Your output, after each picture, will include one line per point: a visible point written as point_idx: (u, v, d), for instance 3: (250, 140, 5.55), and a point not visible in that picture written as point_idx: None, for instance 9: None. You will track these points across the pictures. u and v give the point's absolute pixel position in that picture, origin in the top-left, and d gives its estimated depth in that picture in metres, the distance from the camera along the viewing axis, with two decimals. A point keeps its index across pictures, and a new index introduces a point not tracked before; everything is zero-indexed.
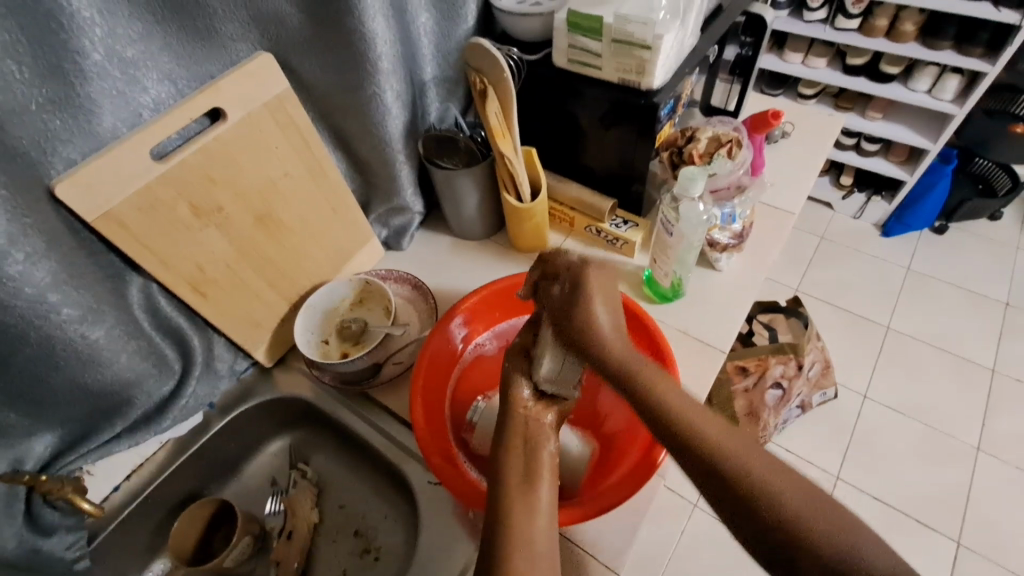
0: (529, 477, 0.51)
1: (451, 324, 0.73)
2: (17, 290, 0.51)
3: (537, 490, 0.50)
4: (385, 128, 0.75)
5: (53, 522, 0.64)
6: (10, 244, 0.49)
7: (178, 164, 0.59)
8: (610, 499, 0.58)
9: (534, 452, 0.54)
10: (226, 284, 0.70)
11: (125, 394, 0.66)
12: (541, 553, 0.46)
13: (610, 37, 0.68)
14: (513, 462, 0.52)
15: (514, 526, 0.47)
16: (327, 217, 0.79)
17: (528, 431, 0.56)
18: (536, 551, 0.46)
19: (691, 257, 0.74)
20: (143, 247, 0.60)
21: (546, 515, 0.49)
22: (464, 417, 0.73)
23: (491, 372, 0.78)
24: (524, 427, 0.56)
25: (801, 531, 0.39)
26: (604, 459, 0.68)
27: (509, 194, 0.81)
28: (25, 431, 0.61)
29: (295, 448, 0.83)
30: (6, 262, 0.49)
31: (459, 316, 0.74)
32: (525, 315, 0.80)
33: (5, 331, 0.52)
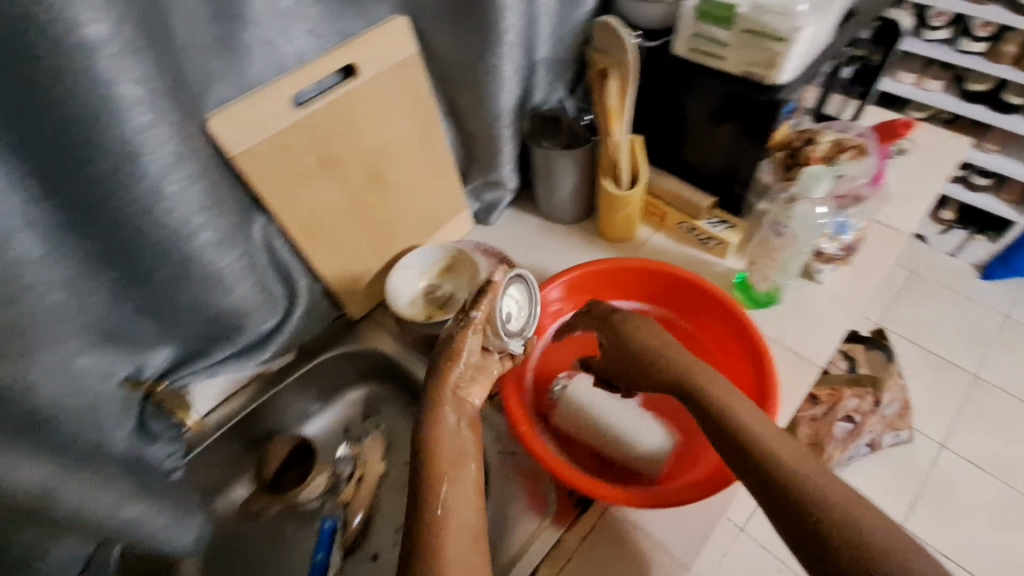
0: (461, 454, 0.55)
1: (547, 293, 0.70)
2: (170, 210, 0.51)
3: (466, 469, 0.54)
4: (498, 103, 0.76)
5: (158, 431, 0.67)
6: (174, 164, 0.50)
7: (312, 113, 0.63)
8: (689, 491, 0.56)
9: (463, 431, 0.56)
10: (333, 234, 0.73)
11: (239, 322, 0.66)
12: (453, 529, 0.50)
13: (740, 27, 0.66)
14: (445, 446, 0.54)
15: (450, 496, 0.51)
16: (428, 183, 0.82)
17: (457, 410, 0.57)
18: (449, 526, 0.50)
19: (795, 264, 0.72)
20: (270, 187, 0.63)
21: (470, 493, 0.52)
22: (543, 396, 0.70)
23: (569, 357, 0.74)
24: (456, 403, 0.57)
25: (858, 546, 0.44)
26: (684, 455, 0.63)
27: (608, 180, 0.81)
28: (149, 341, 0.62)
29: (366, 403, 0.87)
30: (166, 181, 0.50)
31: (554, 288, 0.71)
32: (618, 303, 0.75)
33: (153, 245, 0.52)
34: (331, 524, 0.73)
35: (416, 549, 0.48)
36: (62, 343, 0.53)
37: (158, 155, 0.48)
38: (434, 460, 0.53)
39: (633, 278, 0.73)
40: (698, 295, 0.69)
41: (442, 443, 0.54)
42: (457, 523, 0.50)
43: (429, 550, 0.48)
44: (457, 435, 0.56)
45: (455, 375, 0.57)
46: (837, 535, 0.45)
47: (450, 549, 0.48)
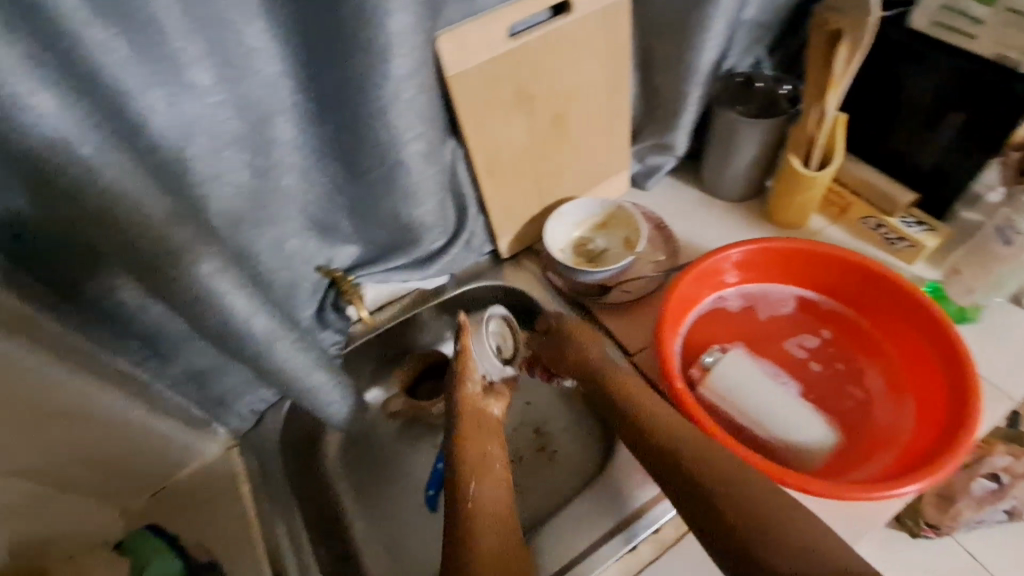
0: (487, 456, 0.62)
1: (728, 253, 0.68)
2: (401, 114, 0.56)
3: (494, 468, 0.61)
4: (699, 57, 0.74)
5: (330, 320, 0.74)
6: (417, 69, 0.54)
7: (524, 45, 0.65)
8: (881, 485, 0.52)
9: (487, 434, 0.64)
10: (509, 170, 0.76)
11: (418, 235, 0.71)
12: (486, 509, 0.56)
13: (1004, 5, 0.60)
14: (471, 450, 0.62)
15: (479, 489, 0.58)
16: (603, 135, 0.82)
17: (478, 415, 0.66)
18: (481, 507, 0.57)
19: (1014, 280, 0.67)
20: (472, 112, 0.66)
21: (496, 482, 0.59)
22: (694, 359, 0.67)
23: (728, 330, 0.70)
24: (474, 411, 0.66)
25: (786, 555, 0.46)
26: (846, 453, 0.59)
27: (796, 157, 0.76)
28: (345, 237, 0.68)
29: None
30: (405, 86, 0.54)
31: (735, 251, 0.68)
32: (789, 285, 0.71)
33: (376, 145, 0.57)
34: None
35: (454, 535, 0.54)
36: (283, 214, 0.59)
37: (409, 55, 0.52)
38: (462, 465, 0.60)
39: (818, 264, 0.68)
40: (890, 291, 0.64)
41: (465, 436, 0.64)
42: (490, 509, 0.57)
43: (461, 531, 0.54)
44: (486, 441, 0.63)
45: (468, 393, 0.67)
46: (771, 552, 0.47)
47: (483, 534, 0.54)
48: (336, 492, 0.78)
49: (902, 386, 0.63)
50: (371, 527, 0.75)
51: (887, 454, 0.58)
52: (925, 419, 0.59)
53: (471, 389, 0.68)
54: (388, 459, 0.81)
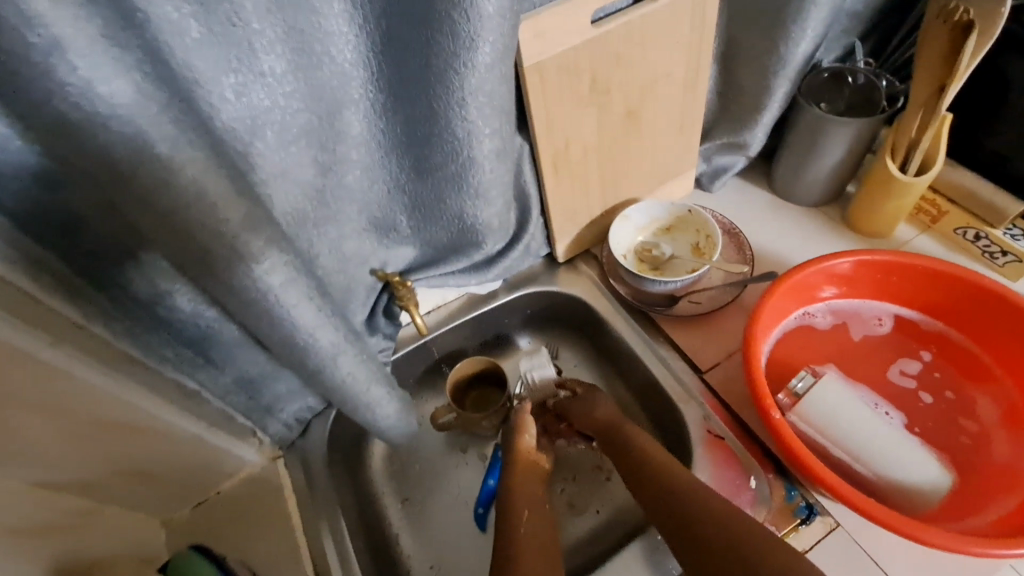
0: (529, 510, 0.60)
1: (824, 263, 0.62)
2: (483, 105, 0.50)
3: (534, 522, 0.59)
4: (791, 49, 0.67)
5: (380, 326, 0.70)
6: (506, 54, 0.48)
7: (606, 33, 0.59)
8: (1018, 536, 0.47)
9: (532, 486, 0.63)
10: (575, 168, 0.70)
11: (480, 238, 0.65)
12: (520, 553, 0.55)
13: None
14: (517, 503, 0.61)
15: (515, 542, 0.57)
16: (673, 133, 0.76)
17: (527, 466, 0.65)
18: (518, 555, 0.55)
19: None
20: (544, 105, 0.61)
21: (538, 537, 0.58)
22: (781, 380, 0.62)
23: (818, 348, 0.64)
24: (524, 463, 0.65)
25: None
26: (959, 494, 0.54)
27: (892, 160, 0.69)
28: (403, 238, 0.64)
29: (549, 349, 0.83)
30: (491, 73, 0.48)
31: (830, 264, 0.62)
32: (887, 302, 0.65)
33: (452, 139, 0.52)
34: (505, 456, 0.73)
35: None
36: (345, 213, 0.55)
37: (497, 42, 0.46)
38: (508, 521, 0.59)
39: (923, 282, 0.62)
40: (1010, 314, 0.58)
41: (516, 486, 0.63)
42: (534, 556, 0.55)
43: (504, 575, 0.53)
44: (533, 496, 0.62)
45: (524, 443, 0.66)
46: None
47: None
48: (380, 496, 0.74)
49: (1020, 418, 0.57)
50: (417, 540, 0.72)
51: (1011, 497, 0.52)
52: None
53: (528, 440, 0.66)
54: (434, 469, 0.77)
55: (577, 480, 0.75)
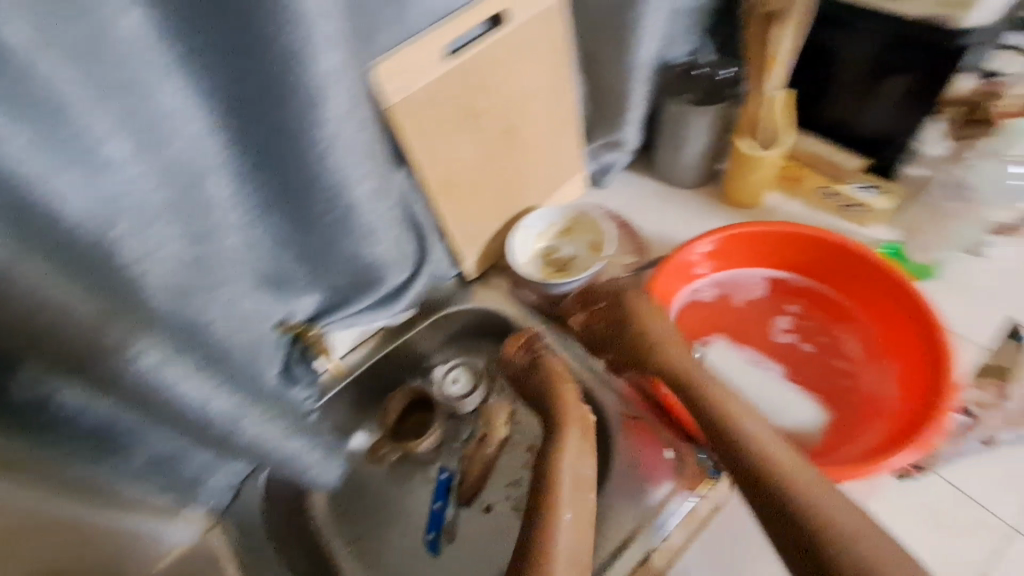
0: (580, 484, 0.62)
1: (692, 247, 0.68)
2: (344, 153, 0.52)
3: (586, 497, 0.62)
4: (637, 53, 0.73)
5: (300, 375, 0.71)
6: (354, 106, 0.50)
7: (460, 64, 0.61)
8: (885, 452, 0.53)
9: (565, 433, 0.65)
10: (464, 191, 0.73)
11: (380, 273, 0.67)
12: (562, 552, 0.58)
13: None
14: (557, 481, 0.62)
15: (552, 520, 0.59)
16: (553, 141, 0.79)
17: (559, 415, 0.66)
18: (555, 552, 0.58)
19: (967, 233, 0.71)
20: (416, 140, 0.63)
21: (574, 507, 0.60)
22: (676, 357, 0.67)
23: (706, 320, 0.70)
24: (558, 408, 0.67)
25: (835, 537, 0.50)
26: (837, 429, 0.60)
27: (743, 138, 0.77)
28: (303, 288, 0.65)
29: (486, 369, 0.85)
30: (344, 125, 0.50)
31: (699, 245, 0.68)
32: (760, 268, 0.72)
33: (323, 190, 0.53)
34: (447, 476, 0.79)
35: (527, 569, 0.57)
36: (231, 278, 0.55)
37: (338, 93, 0.48)
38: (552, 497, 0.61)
39: (782, 245, 0.69)
40: (855, 261, 0.65)
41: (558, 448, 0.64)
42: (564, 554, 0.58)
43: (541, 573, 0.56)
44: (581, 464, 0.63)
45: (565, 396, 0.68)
46: (823, 530, 0.51)
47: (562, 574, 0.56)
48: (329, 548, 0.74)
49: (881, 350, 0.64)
50: None
51: (879, 423, 0.59)
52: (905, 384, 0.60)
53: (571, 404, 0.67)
54: (381, 505, 0.78)
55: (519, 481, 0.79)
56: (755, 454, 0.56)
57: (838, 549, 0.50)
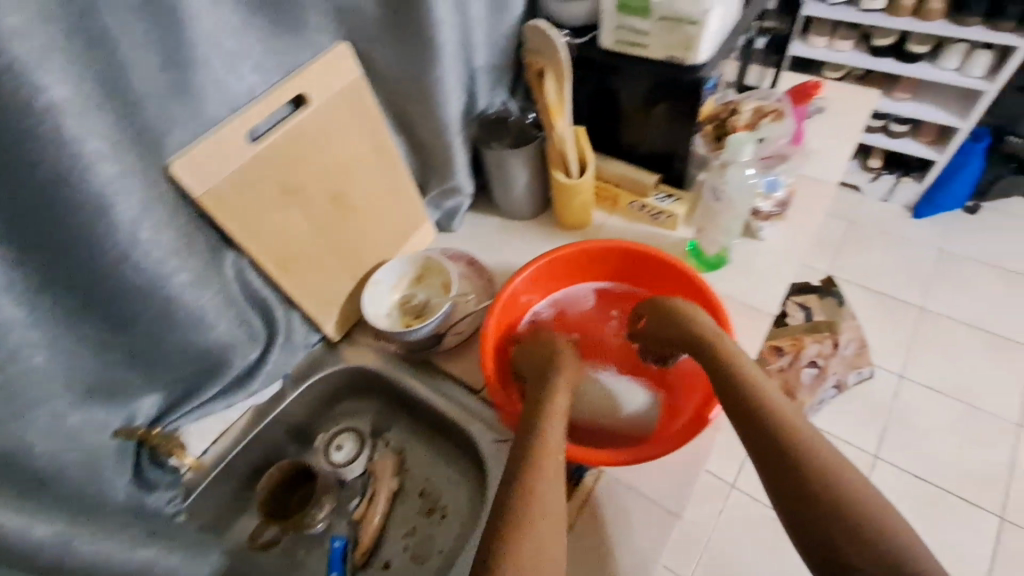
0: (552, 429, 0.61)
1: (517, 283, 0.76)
2: (146, 254, 0.53)
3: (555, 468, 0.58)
4: (445, 113, 0.80)
5: (155, 479, 0.68)
6: (146, 210, 0.52)
7: (269, 146, 0.64)
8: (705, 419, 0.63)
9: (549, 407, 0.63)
10: (304, 261, 0.75)
11: (223, 356, 0.68)
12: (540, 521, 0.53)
13: (657, 16, 0.72)
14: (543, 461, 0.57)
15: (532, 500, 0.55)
16: (389, 199, 0.84)
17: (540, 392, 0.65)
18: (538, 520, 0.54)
19: (737, 226, 0.78)
20: (238, 222, 0.64)
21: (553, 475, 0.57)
22: None
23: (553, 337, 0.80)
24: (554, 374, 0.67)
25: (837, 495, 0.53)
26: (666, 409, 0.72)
27: (558, 171, 0.85)
28: (139, 389, 0.64)
29: (373, 426, 0.88)
30: (139, 231, 0.52)
31: (523, 279, 0.77)
32: (587, 283, 0.84)
33: (134, 295, 0.54)
34: (341, 543, 0.76)
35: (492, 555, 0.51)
36: (48, 396, 0.55)
37: (125, 198, 0.49)
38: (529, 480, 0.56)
39: (596, 263, 0.81)
40: (651, 264, 0.77)
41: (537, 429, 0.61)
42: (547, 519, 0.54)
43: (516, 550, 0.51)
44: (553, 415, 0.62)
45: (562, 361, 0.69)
46: (822, 488, 0.54)
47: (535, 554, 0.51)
48: None
49: None
50: None
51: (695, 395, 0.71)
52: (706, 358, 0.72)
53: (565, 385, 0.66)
54: None
55: (414, 530, 0.81)
56: (773, 415, 0.58)
57: (858, 508, 0.52)
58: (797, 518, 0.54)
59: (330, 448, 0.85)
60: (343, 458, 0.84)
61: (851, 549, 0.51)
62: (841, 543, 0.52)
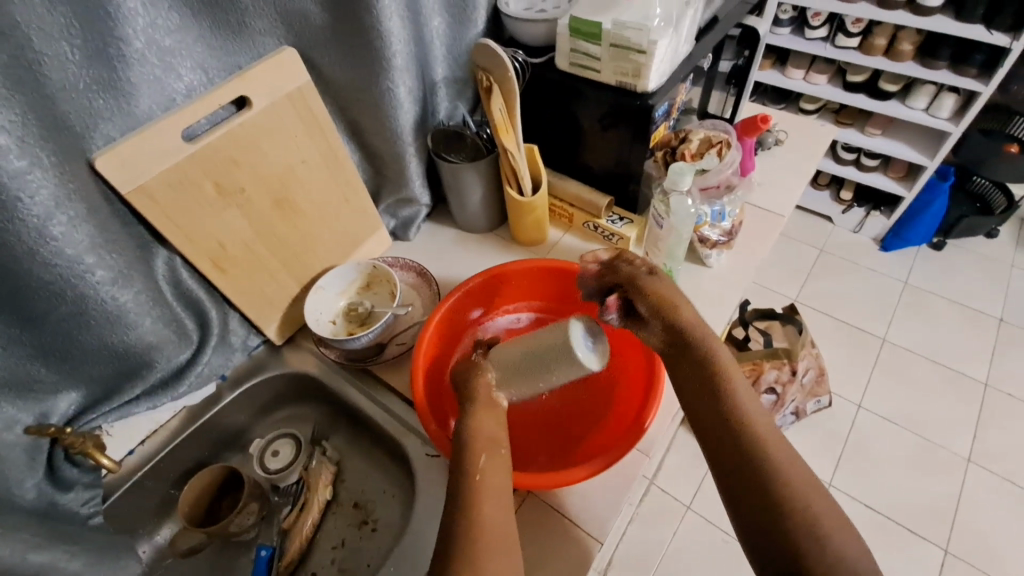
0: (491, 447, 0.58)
1: (450, 302, 0.76)
2: (59, 250, 0.55)
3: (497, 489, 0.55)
4: (396, 123, 0.80)
5: (72, 478, 0.67)
6: (56, 206, 0.53)
7: (206, 146, 0.63)
8: (635, 434, 0.63)
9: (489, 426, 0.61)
10: (244, 262, 0.74)
11: (147, 357, 0.70)
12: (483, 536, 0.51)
13: (608, 42, 0.73)
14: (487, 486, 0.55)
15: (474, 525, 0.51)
16: (339, 205, 0.83)
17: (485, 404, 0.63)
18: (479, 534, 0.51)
19: (681, 250, 0.78)
20: (170, 220, 0.63)
21: (492, 499, 0.54)
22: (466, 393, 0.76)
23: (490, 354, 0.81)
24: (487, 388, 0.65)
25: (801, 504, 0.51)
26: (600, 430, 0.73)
27: (511, 188, 0.85)
28: (53, 387, 0.65)
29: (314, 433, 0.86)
30: (50, 223, 0.53)
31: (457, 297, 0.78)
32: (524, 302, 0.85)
33: (43, 289, 0.56)
34: (267, 553, 0.74)
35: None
36: None
37: (37, 198, 0.51)
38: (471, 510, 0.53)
39: (531, 282, 0.82)
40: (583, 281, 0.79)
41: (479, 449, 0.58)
42: (491, 538, 0.51)
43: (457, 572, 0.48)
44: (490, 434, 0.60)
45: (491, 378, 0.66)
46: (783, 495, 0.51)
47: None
48: None
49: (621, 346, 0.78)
50: None
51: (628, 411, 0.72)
52: (637, 375, 0.73)
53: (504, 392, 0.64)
54: None
55: (343, 544, 0.78)
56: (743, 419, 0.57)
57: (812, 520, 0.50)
58: (750, 518, 0.52)
59: (268, 455, 0.83)
60: (280, 466, 0.82)
61: (813, 547, 0.48)
62: (799, 543, 0.48)
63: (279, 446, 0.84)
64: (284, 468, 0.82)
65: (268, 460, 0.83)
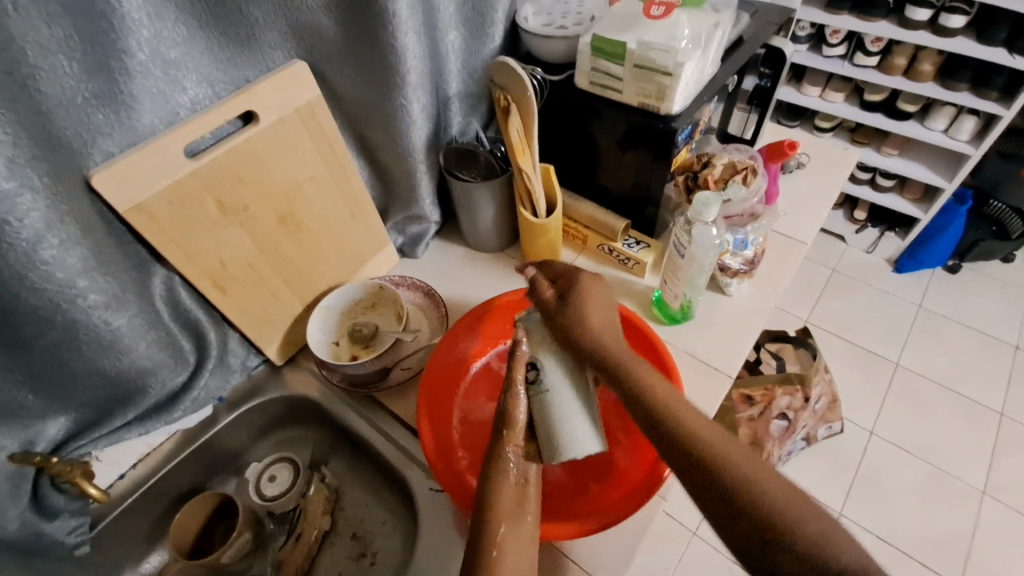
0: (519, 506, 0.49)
1: (454, 336, 0.74)
2: (50, 275, 0.52)
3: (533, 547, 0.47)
4: (407, 139, 0.77)
5: (58, 506, 0.64)
6: (46, 229, 0.50)
7: (211, 162, 0.61)
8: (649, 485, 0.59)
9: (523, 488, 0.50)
10: (245, 280, 0.71)
11: (140, 382, 0.67)
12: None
13: (632, 62, 0.70)
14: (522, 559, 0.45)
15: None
16: (346, 221, 0.80)
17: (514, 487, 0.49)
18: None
19: (702, 280, 0.74)
20: (168, 239, 0.60)
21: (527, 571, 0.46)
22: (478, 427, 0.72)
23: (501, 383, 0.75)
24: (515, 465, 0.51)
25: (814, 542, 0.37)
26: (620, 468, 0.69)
27: (525, 210, 0.82)
28: (40, 412, 0.62)
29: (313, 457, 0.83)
30: (40, 247, 0.50)
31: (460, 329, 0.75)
32: None
33: (30, 315, 0.53)
34: None
35: None
36: None
37: (27, 221, 0.48)
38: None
39: None
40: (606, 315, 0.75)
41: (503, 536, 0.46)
42: None
43: None
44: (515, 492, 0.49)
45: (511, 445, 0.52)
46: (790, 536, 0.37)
47: None
48: None
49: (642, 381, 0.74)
50: None
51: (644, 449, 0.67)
52: None
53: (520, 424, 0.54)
54: None
55: None
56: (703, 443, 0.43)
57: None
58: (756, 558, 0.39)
59: (262, 481, 0.81)
60: (275, 493, 0.80)
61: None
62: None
63: (276, 469, 0.82)
64: (277, 494, 0.80)
65: (263, 487, 0.81)
